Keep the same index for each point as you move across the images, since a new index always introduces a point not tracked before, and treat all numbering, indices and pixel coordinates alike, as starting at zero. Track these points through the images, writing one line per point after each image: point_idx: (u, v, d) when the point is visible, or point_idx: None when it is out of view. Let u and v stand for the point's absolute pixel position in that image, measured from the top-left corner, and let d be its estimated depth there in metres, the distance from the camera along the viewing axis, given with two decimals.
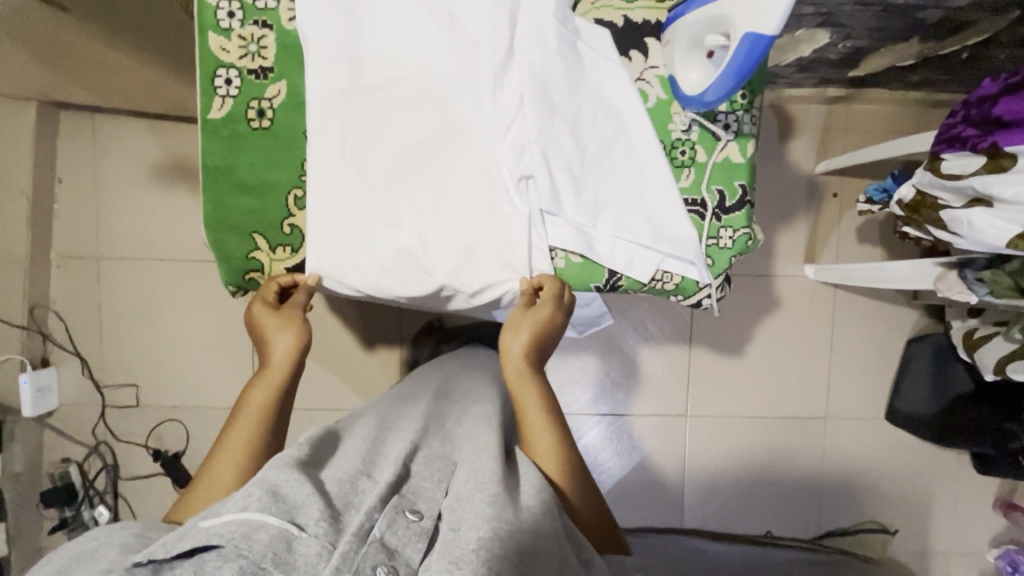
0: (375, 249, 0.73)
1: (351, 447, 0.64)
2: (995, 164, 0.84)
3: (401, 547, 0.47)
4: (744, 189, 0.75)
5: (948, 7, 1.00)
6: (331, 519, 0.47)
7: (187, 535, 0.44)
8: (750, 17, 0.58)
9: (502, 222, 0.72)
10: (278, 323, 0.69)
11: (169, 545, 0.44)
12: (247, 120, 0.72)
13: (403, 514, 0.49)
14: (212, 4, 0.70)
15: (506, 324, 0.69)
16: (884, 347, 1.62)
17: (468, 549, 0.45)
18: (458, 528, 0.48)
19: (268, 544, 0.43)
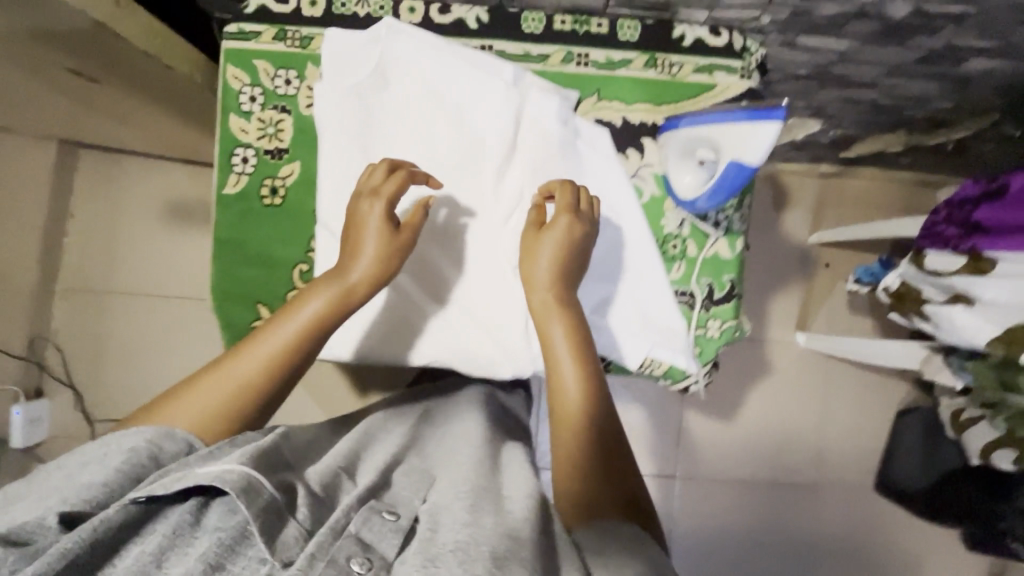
0: (377, 325, 0.77)
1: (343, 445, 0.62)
2: (974, 267, 0.87)
3: (376, 541, 0.45)
4: (733, 283, 0.78)
5: (931, 108, 1.06)
6: (312, 507, 0.47)
7: (184, 476, 0.44)
8: (745, 147, 0.64)
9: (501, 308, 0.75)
10: (377, 229, 0.66)
11: (168, 483, 0.44)
12: (260, 197, 0.76)
13: (379, 513, 0.48)
14: (236, 89, 0.75)
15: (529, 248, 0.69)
16: (874, 417, 1.63)
17: (446, 550, 0.43)
18: (435, 530, 0.46)
19: (257, 515, 0.43)
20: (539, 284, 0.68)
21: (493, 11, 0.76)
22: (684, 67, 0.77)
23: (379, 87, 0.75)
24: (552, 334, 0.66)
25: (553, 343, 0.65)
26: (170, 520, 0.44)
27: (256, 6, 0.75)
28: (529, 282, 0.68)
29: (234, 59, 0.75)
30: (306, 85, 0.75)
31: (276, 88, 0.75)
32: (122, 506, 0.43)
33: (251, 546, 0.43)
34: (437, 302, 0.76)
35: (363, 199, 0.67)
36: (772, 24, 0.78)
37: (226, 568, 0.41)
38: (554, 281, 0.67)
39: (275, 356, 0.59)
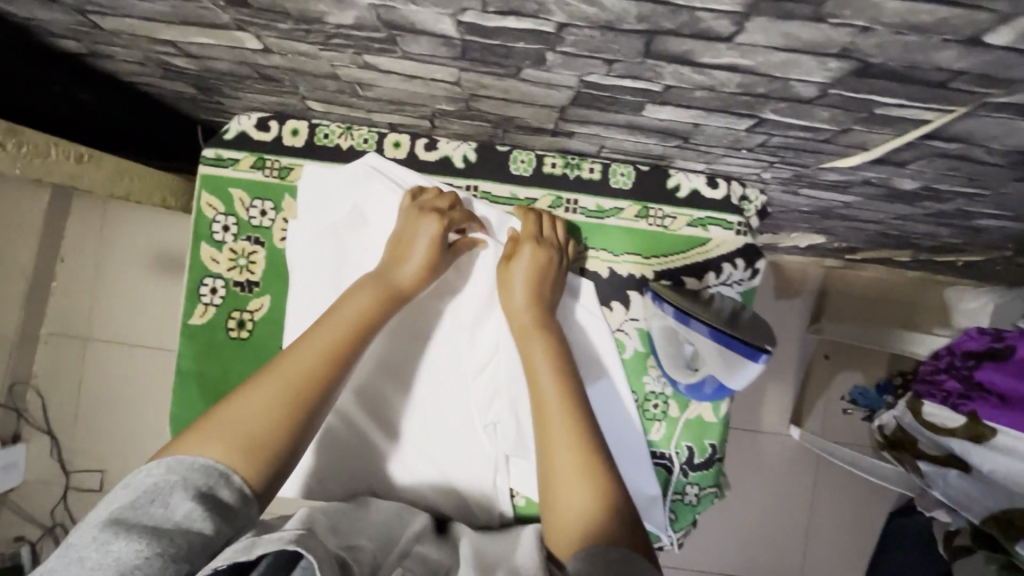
0: (334, 472, 0.73)
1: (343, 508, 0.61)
2: (974, 431, 0.83)
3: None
4: (714, 448, 0.74)
5: (939, 240, 1.01)
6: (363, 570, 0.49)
7: (256, 545, 0.45)
8: (721, 367, 0.66)
9: (469, 460, 0.73)
10: (429, 241, 0.66)
11: (241, 553, 0.44)
12: (226, 329, 0.73)
13: None
14: (209, 217, 0.73)
15: (503, 276, 0.69)
16: (866, 518, 1.58)
17: None
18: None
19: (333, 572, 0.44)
20: (519, 314, 0.67)
21: (482, 150, 0.74)
22: (677, 219, 0.74)
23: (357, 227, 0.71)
24: (534, 355, 0.64)
25: (538, 383, 0.63)
26: None
27: (236, 131, 0.73)
28: (508, 313, 0.68)
29: (209, 186, 0.72)
30: (281, 217, 0.73)
31: (250, 219, 0.73)
32: None
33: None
34: (401, 450, 0.73)
35: (410, 215, 0.67)
36: (774, 179, 0.74)
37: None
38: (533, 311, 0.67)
39: (314, 373, 0.56)
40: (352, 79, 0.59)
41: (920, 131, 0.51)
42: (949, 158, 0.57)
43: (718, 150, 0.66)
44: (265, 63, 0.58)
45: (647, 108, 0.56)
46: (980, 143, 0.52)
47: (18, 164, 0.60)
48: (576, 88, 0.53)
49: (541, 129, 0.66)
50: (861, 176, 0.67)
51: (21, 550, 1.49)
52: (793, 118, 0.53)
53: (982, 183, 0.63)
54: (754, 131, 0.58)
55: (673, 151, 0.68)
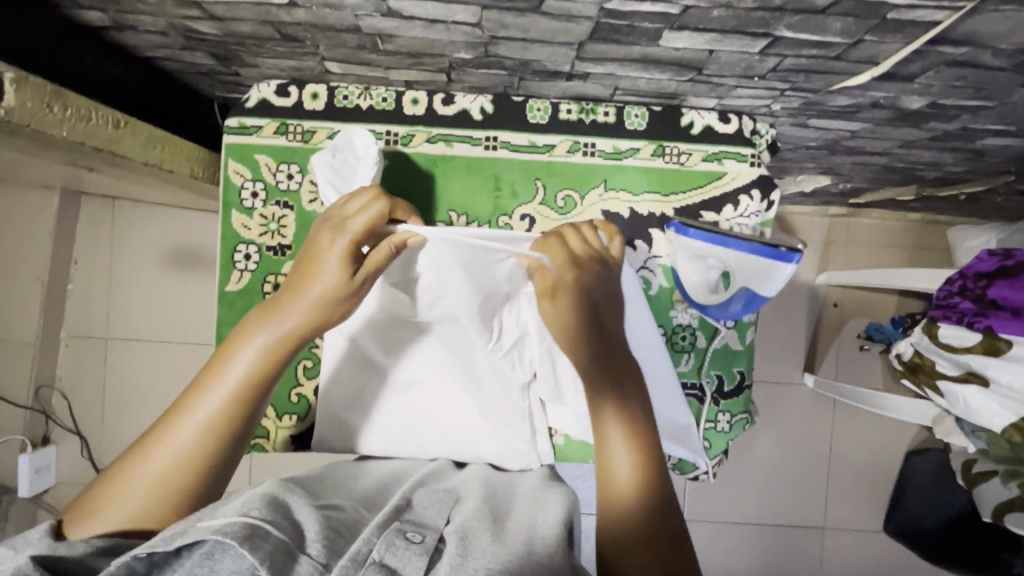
0: (378, 427, 0.76)
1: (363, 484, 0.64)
2: (991, 345, 0.85)
3: (401, 567, 0.46)
4: (743, 375, 0.77)
5: (944, 170, 1.03)
6: (327, 541, 0.47)
7: (186, 532, 0.44)
8: (753, 277, 0.67)
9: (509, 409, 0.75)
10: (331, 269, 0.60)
11: (169, 540, 0.44)
12: (262, 293, 0.75)
13: (402, 537, 0.49)
14: (238, 185, 0.75)
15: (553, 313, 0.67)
16: (882, 458, 1.62)
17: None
18: (466, 555, 0.48)
19: (269, 553, 0.42)
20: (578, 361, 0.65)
21: (498, 100, 0.75)
22: (693, 155, 0.76)
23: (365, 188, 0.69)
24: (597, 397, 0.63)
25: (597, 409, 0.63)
26: (180, 568, 0.43)
27: (257, 99, 0.74)
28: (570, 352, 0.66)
29: (235, 154, 0.74)
30: (308, 179, 0.75)
31: (278, 183, 0.75)
32: (123, 565, 0.42)
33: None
34: (439, 403, 0.76)
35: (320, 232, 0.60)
36: (784, 110, 0.76)
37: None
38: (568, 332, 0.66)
39: (215, 423, 0.55)
40: (374, 30, 0.61)
41: (929, 35, 0.52)
42: (957, 66, 0.58)
43: (730, 80, 0.67)
44: (289, 20, 0.60)
45: (664, 36, 0.57)
46: (987, 44, 0.54)
47: (65, 128, 0.62)
48: (595, 18, 0.54)
49: (558, 72, 0.68)
50: (870, 96, 0.69)
51: None
52: (807, 33, 0.54)
53: (988, 92, 0.65)
54: (767, 54, 0.60)
55: (687, 87, 0.70)
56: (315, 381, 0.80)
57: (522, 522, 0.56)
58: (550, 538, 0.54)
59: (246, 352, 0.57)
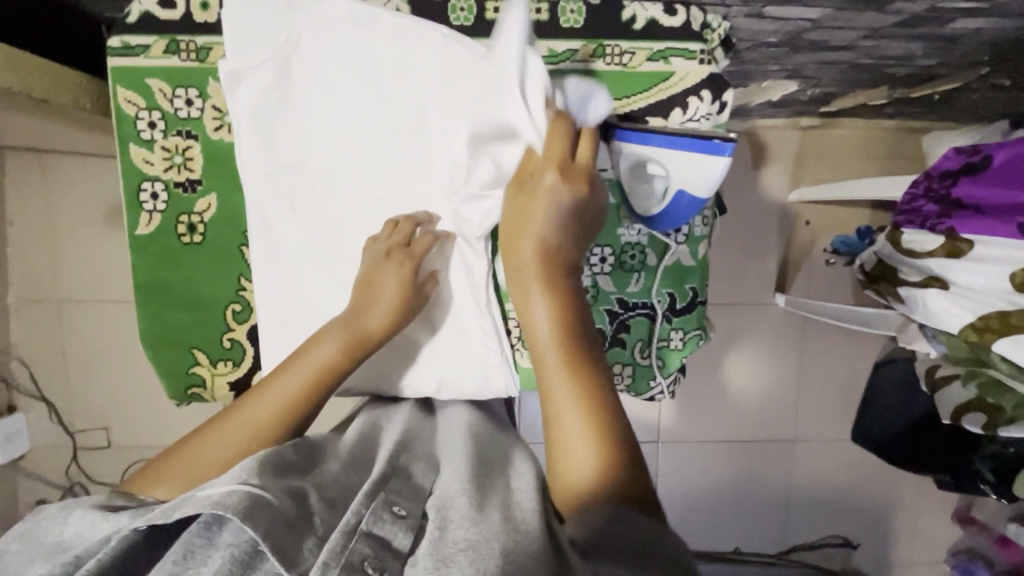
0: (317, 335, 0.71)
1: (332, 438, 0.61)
2: (952, 248, 0.83)
3: (392, 538, 0.44)
4: (695, 292, 0.74)
5: (915, 65, 0.97)
6: (321, 511, 0.45)
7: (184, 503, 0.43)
8: (690, 181, 0.62)
9: (418, 332, 0.72)
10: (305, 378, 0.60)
11: (167, 512, 0.42)
12: (178, 236, 0.69)
13: (389, 509, 0.47)
14: (132, 115, 0.66)
15: (528, 291, 0.60)
16: (852, 370, 1.66)
17: (456, 550, 0.41)
18: (443, 527, 0.44)
19: (270, 529, 0.40)
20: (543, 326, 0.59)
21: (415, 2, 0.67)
22: (637, 55, 0.69)
23: (286, 56, 0.64)
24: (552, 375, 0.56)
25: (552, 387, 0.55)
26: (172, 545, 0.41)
27: (139, 13, 0.64)
28: (535, 338, 0.59)
29: (123, 80, 0.65)
30: (210, 105, 0.67)
31: (177, 110, 0.67)
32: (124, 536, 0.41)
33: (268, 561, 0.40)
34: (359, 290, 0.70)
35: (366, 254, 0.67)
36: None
37: None
38: (584, 392, 0.54)
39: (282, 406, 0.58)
40: None
41: None
42: None
43: None
44: None
45: None
46: None
47: None
48: None
49: None
50: None
51: None
52: None
53: None
54: None
55: None
56: (249, 325, 0.72)
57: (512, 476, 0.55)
58: (529, 503, 0.48)
59: (313, 358, 0.61)
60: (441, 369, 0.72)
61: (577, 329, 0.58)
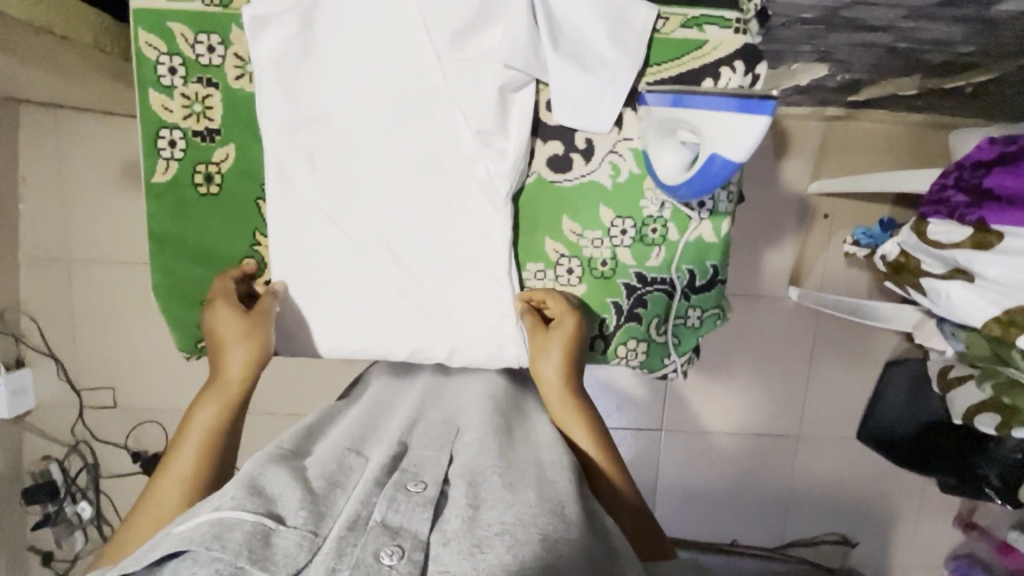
0: (332, 292, 0.71)
1: (341, 432, 0.66)
2: (981, 239, 0.81)
3: (407, 519, 0.46)
4: (716, 269, 0.73)
5: (952, 52, 0.94)
6: (310, 509, 0.48)
7: (161, 541, 0.44)
8: (721, 140, 0.55)
9: (432, 296, 0.71)
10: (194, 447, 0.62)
11: (143, 554, 0.44)
12: (195, 186, 0.68)
13: (404, 490, 0.49)
14: (152, 60, 0.65)
15: (534, 354, 0.68)
16: (861, 368, 1.64)
17: (491, 532, 0.45)
18: (477, 507, 0.48)
19: (245, 541, 0.42)
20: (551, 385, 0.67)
21: None
22: (670, 21, 0.67)
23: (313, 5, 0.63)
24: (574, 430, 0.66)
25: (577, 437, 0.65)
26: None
27: None
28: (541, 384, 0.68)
29: (144, 22, 0.64)
30: (231, 53, 0.65)
31: (198, 57, 0.65)
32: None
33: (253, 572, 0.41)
34: (374, 250, 0.70)
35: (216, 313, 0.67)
36: None
37: None
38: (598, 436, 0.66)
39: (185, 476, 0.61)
40: None
41: None
42: None
43: None
44: None
45: None
46: None
47: None
48: None
49: None
50: None
51: (50, 466, 1.55)
52: None
53: None
54: None
55: None
56: (262, 282, 0.72)
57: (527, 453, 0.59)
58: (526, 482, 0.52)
59: (196, 423, 0.64)
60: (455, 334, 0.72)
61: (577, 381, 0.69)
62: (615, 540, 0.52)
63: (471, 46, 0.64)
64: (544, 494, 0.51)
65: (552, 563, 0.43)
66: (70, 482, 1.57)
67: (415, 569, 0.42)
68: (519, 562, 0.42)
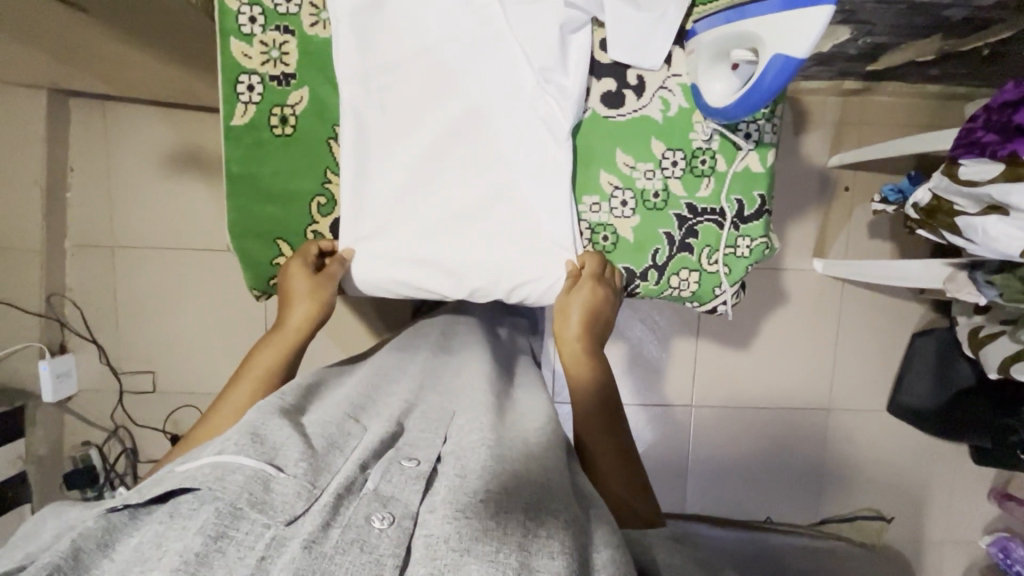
0: (404, 227, 0.76)
1: (341, 396, 0.65)
2: (1012, 172, 0.84)
3: (399, 490, 0.46)
4: (763, 199, 0.78)
5: (971, 6, 0.98)
6: (309, 461, 0.48)
7: (163, 481, 0.45)
8: (780, 42, 0.61)
9: (492, 227, 0.76)
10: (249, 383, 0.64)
11: (144, 492, 0.44)
12: (270, 127, 0.74)
13: (399, 463, 0.50)
14: (235, 10, 0.71)
15: (558, 310, 0.73)
16: (889, 340, 1.65)
17: (476, 499, 0.45)
18: (465, 477, 0.48)
19: (244, 485, 0.42)
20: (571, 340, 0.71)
21: None
22: None
23: None
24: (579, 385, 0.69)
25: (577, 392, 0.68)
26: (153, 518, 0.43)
27: None
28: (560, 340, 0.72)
29: None
30: (308, 2, 0.72)
31: (276, 6, 0.71)
32: (104, 517, 0.43)
33: (251, 513, 0.42)
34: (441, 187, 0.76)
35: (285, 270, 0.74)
36: None
37: (226, 536, 0.40)
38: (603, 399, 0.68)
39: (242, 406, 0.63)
40: None
41: None
42: None
43: None
44: None
45: None
46: None
47: None
48: None
49: None
50: None
51: (90, 452, 1.57)
52: None
53: None
54: None
55: None
56: (331, 219, 0.78)
57: (516, 431, 0.59)
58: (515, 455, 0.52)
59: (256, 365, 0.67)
60: (511, 267, 0.76)
61: (595, 343, 0.72)
62: (602, 514, 0.53)
63: None
64: (530, 469, 0.51)
65: (533, 532, 0.44)
66: (109, 468, 1.59)
67: (403, 536, 0.43)
68: (502, 528, 0.43)
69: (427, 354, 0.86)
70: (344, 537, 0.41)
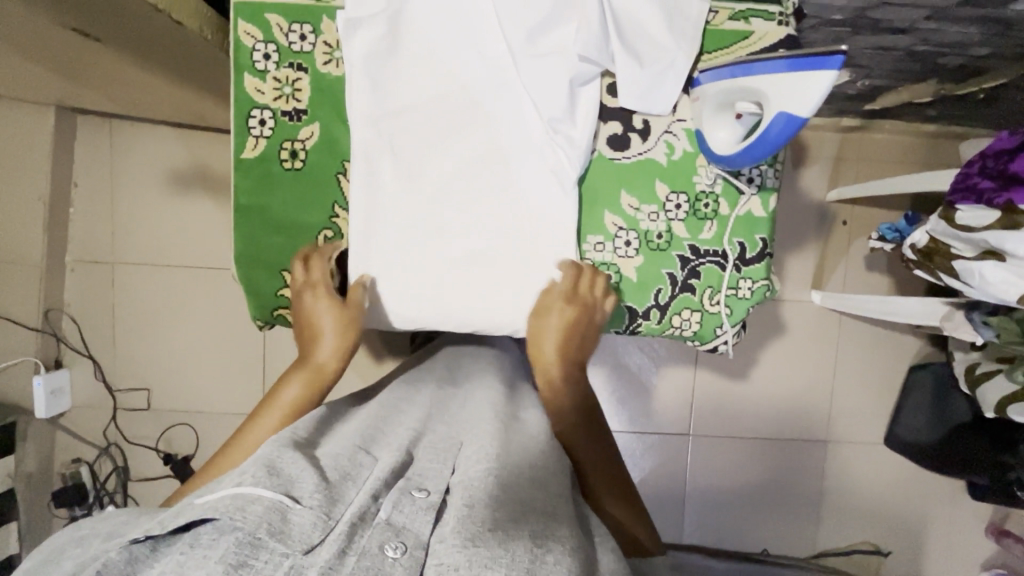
0: (408, 263, 0.77)
1: (347, 428, 0.64)
2: (1010, 220, 0.85)
3: (410, 521, 0.46)
4: (765, 242, 0.79)
5: (967, 54, 1.00)
6: (325, 491, 0.47)
7: (183, 510, 0.43)
8: (786, 101, 0.62)
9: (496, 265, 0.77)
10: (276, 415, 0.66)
11: (166, 520, 0.43)
12: (280, 161, 0.76)
13: (409, 494, 0.49)
14: (249, 46, 0.72)
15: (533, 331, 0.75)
16: (886, 373, 1.66)
17: (483, 527, 0.45)
18: (472, 505, 0.47)
19: (265, 514, 0.42)
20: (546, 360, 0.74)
21: None
22: (719, 13, 0.74)
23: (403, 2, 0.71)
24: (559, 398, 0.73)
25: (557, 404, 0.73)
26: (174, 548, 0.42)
27: None
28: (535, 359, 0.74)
29: (245, 14, 0.71)
30: (321, 41, 0.73)
31: (291, 44, 0.73)
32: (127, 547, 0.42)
33: (270, 543, 0.41)
34: (446, 225, 0.76)
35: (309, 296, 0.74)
36: None
37: (248, 565, 0.39)
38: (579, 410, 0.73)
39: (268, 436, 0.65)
40: None
41: None
42: None
43: None
44: None
45: None
46: None
47: None
48: None
49: None
50: None
51: (80, 469, 1.55)
52: None
53: None
54: None
55: None
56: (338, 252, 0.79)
57: (523, 453, 0.59)
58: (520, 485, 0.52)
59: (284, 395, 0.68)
60: (513, 305, 0.77)
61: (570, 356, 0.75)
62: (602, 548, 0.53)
63: (542, 44, 0.72)
64: (536, 496, 0.52)
65: (540, 557, 0.44)
66: (98, 486, 1.57)
67: (416, 564, 0.42)
68: (510, 554, 0.42)
69: (428, 387, 0.85)
70: (361, 564, 0.41)
